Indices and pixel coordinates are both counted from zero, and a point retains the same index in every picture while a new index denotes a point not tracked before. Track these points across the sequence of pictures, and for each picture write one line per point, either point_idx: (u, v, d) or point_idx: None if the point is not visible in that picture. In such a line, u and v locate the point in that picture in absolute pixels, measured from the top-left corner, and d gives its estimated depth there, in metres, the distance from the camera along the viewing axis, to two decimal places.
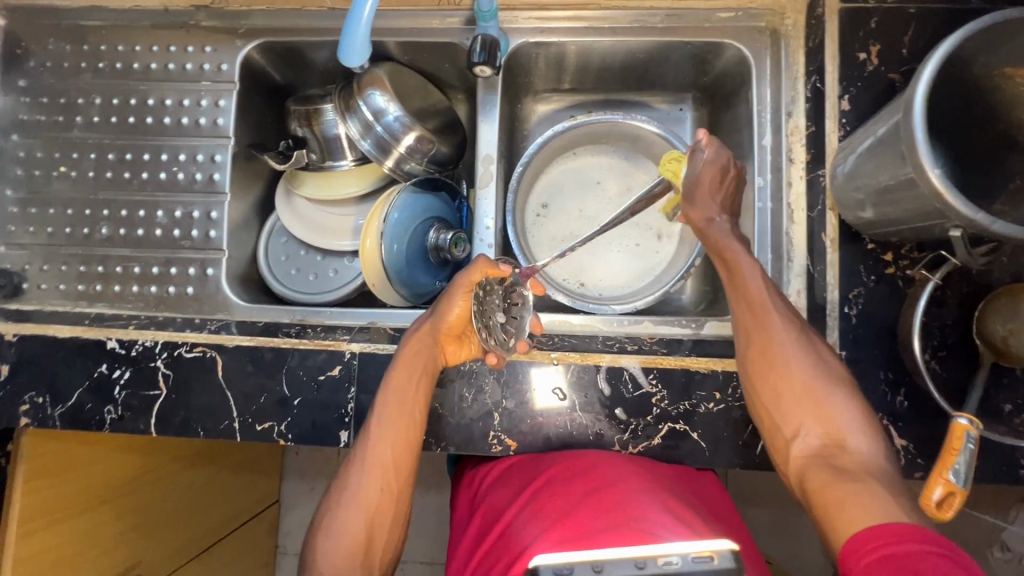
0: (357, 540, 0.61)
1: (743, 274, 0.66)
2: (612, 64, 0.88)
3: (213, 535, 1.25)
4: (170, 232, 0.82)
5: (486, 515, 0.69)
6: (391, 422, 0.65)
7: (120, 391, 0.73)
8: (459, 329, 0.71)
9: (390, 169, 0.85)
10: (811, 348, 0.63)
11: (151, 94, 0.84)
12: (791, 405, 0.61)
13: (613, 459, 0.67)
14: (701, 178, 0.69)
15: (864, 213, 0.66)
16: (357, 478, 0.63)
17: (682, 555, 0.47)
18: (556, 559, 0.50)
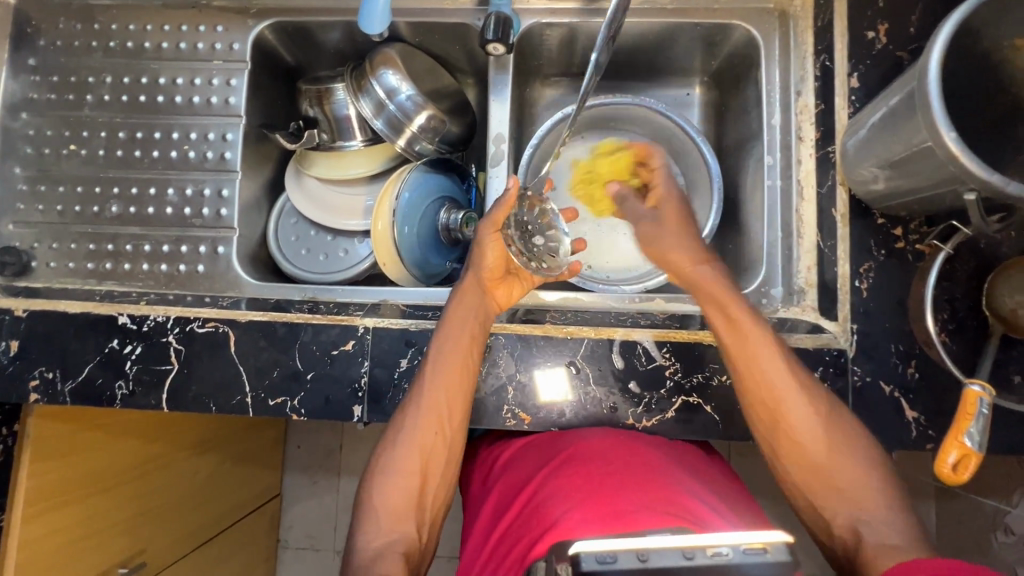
0: (414, 483, 0.65)
1: (757, 356, 0.64)
2: (622, 47, 0.89)
3: (216, 526, 1.24)
4: (181, 210, 0.82)
5: (502, 492, 0.69)
6: (447, 372, 0.67)
7: (131, 366, 0.72)
8: (501, 270, 0.74)
9: (401, 149, 0.86)
10: (843, 433, 0.62)
11: (162, 73, 0.84)
12: (829, 493, 0.61)
13: (631, 439, 0.68)
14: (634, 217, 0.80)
15: (876, 186, 0.66)
16: (412, 425, 0.66)
17: (733, 546, 0.43)
18: (596, 545, 0.44)
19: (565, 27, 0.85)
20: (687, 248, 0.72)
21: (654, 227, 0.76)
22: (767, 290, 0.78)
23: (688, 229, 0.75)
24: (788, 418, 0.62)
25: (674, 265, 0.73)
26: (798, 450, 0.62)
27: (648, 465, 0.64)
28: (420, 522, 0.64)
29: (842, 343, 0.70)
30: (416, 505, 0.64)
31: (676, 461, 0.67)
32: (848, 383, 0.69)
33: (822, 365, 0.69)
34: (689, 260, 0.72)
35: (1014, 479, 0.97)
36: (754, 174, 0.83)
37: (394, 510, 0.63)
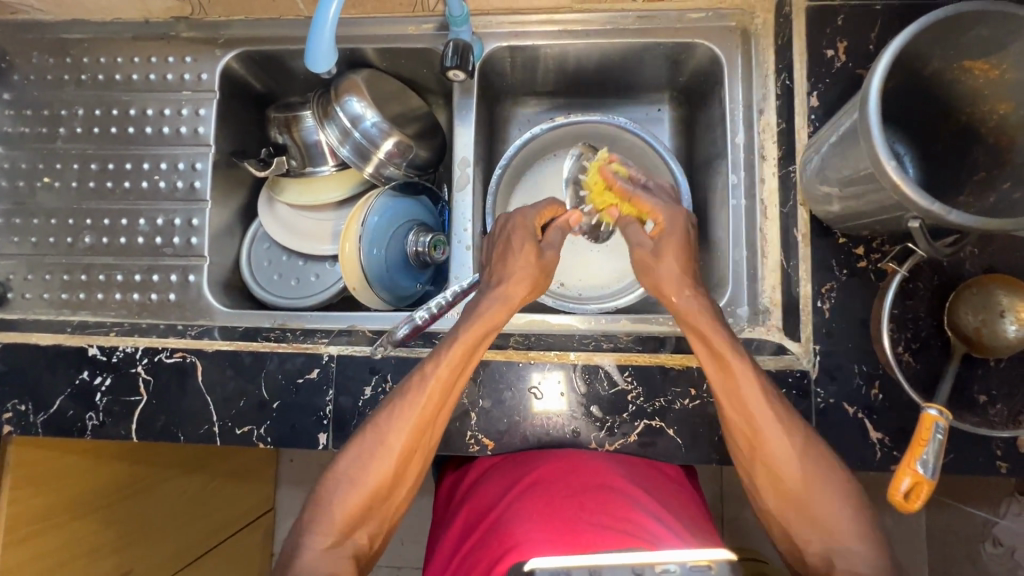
0: (372, 493, 0.63)
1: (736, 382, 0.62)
2: (588, 66, 0.89)
3: (197, 550, 1.26)
4: (152, 239, 0.83)
5: (467, 515, 0.70)
6: (431, 389, 0.64)
7: (102, 397, 0.73)
8: (542, 276, 0.70)
9: (370, 175, 0.87)
10: (818, 458, 0.61)
11: (133, 105, 0.86)
12: (799, 527, 0.61)
13: (593, 463, 0.68)
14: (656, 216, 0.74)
15: (831, 207, 0.66)
16: (393, 429, 0.64)
17: (680, 563, 0.49)
18: (552, 561, 0.51)
19: (528, 49, 0.86)
20: (676, 277, 0.67)
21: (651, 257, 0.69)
22: (733, 309, 0.78)
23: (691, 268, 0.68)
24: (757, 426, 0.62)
25: (665, 294, 0.68)
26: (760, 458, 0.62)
27: (611, 488, 0.65)
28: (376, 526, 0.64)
29: (804, 364, 0.70)
30: (374, 510, 0.64)
31: (638, 484, 0.67)
32: (811, 406, 0.69)
33: (783, 388, 0.69)
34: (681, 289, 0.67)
35: (998, 490, 0.96)
36: (720, 192, 0.83)
37: (356, 518, 0.63)
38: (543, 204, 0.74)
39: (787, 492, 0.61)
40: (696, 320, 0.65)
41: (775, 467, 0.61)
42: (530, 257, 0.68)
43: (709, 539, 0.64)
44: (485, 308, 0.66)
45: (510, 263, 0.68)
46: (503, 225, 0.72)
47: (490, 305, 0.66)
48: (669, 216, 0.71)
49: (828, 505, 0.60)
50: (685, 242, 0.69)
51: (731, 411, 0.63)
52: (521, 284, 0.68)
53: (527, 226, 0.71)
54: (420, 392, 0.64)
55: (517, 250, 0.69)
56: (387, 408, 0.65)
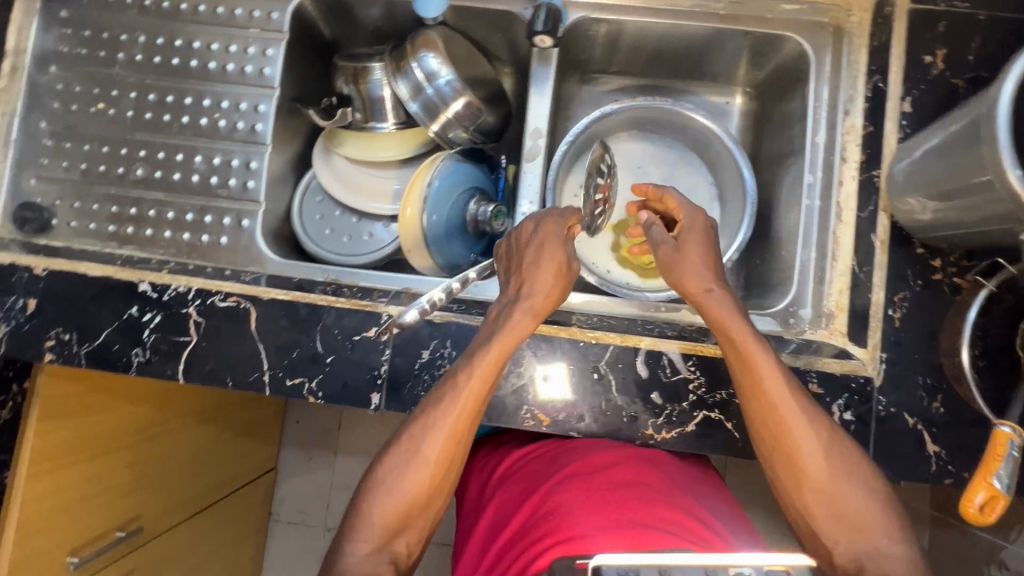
0: (418, 495, 0.62)
1: (765, 384, 0.62)
2: (669, 48, 0.88)
3: (200, 503, 1.25)
4: (207, 179, 0.80)
5: (501, 502, 0.71)
6: (462, 399, 0.63)
7: (149, 334, 0.71)
8: (564, 288, 0.67)
9: (435, 134, 0.84)
10: (851, 476, 0.61)
11: (197, 37, 0.82)
12: (833, 527, 0.60)
13: (628, 457, 0.69)
14: (691, 230, 0.70)
15: (923, 215, 0.65)
16: (432, 432, 0.63)
17: (754, 567, 0.44)
18: (619, 556, 0.45)
19: (613, 24, 0.83)
20: (701, 273, 0.67)
21: (672, 254, 0.69)
22: (795, 310, 0.77)
23: (714, 259, 0.69)
24: (785, 435, 0.62)
25: (687, 289, 0.67)
26: (793, 468, 0.62)
27: (648, 485, 0.65)
28: (420, 530, 0.64)
29: (869, 370, 0.69)
30: (417, 512, 0.63)
31: (673, 481, 0.67)
32: (872, 411, 0.68)
33: (847, 392, 0.69)
34: (705, 284, 0.66)
35: (1012, 516, 0.98)
36: (792, 191, 0.82)
37: (393, 528, 0.62)
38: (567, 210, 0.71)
39: (818, 500, 0.61)
40: (726, 319, 0.64)
41: (803, 465, 0.61)
42: (558, 271, 0.66)
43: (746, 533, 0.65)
44: (513, 318, 0.64)
45: (535, 272, 0.66)
46: (524, 233, 0.70)
47: (517, 316, 0.64)
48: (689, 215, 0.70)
49: (866, 516, 0.60)
50: (709, 240, 0.69)
51: (759, 419, 0.63)
52: (547, 293, 0.66)
53: (557, 235, 0.68)
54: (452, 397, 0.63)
55: (546, 259, 0.66)
56: (424, 410, 0.64)
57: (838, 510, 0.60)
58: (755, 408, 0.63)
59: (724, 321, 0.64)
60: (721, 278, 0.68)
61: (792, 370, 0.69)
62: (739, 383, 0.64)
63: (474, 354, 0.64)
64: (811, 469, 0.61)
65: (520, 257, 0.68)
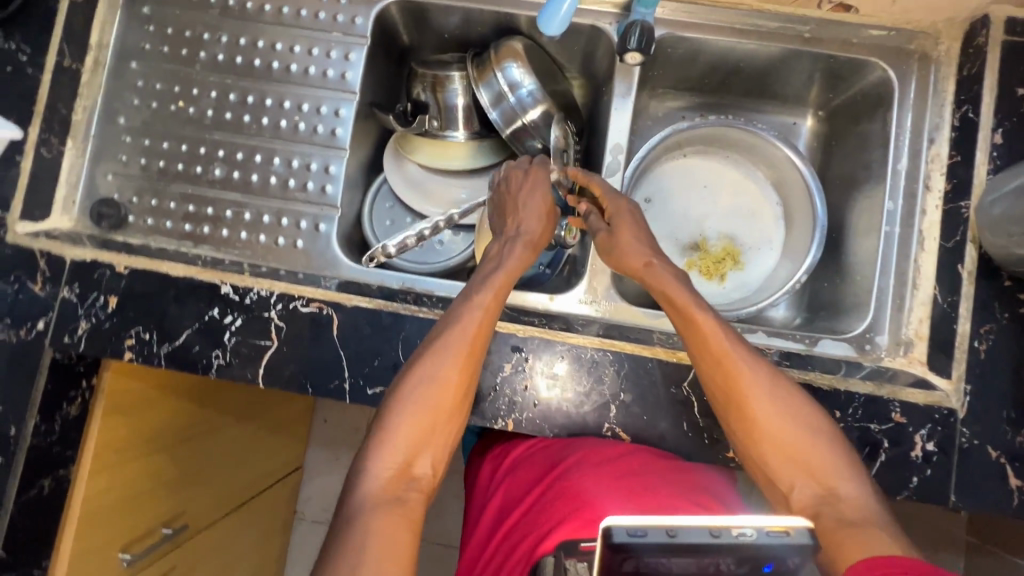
0: (428, 412, 0.60)
1: (708, 336, 0.63)
2: (746, 68, 0.88)
3: (234, 501, 1.24)
4: (285, 182, 0.80)
5: (508, 491, 0.71)
6: (474, 315, 0.64)
7: (230, 337, 0.71)
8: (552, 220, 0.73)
9: (511, 142, 0.84)
10: (810, 420, 0.62)
11: (279, 39, 0.82)
12: (792, 474, 0.60)
13: (641, 451, 0.68)
14: (623, 216, 0.72)
15: (1019, 250, 0.65)
16: (442, 356, 0.62)
17: (757, 528, 0.43)
18: (627, 519, 0.44)
19: (695, 42, 0.83)
20: (639, 249, 0.70)
21: (608, 238, 0.72)
22: (871, 336, 0.77)
23: (647, 235, 0.72)
24: (739, 394, 0.62)
25: (628, 267, 0.70)
26: (747, 425, 0.62)
27: (659, 471, 0.64)
28: (438, 452, 0.61)
29: (953, 402, 0.69)
30: (431, 434, 0.60)
31: (686, 470, 0.66)
32: (954, 442, 0.68)
33: (929, 423, 0.69)
34: (644, 257, 0.69)
35: None
36: (867, 217, 0.82)
37: (413, 450, 0.59)
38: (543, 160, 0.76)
39: (773, 448, 0.61)
40: (667, 286, 0.67)
41: (756, 414, 0.62)
42: (545, 207, 0.73)
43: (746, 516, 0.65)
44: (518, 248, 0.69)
45: (527, 205, 0.72)
46: (513, 179, 0.74)
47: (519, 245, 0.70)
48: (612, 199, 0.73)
49: (828, 462, 0.59)
50: (638, 221, 0.72)
51: (710, 375, 0.64)
52: (538, 222, 0.72)
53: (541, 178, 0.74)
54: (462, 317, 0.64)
55: (534, 197, 0.73)
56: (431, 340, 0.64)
57: (797, 457, 0.60)
58: (706, 363, 0.64)
59: (666, 286, 0.67)
60: (659, 251, 0.71)
61: (876, 398, 0.69)
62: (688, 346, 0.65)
63: (478, 283, 0.66)
64: (764, 422, 0.61)
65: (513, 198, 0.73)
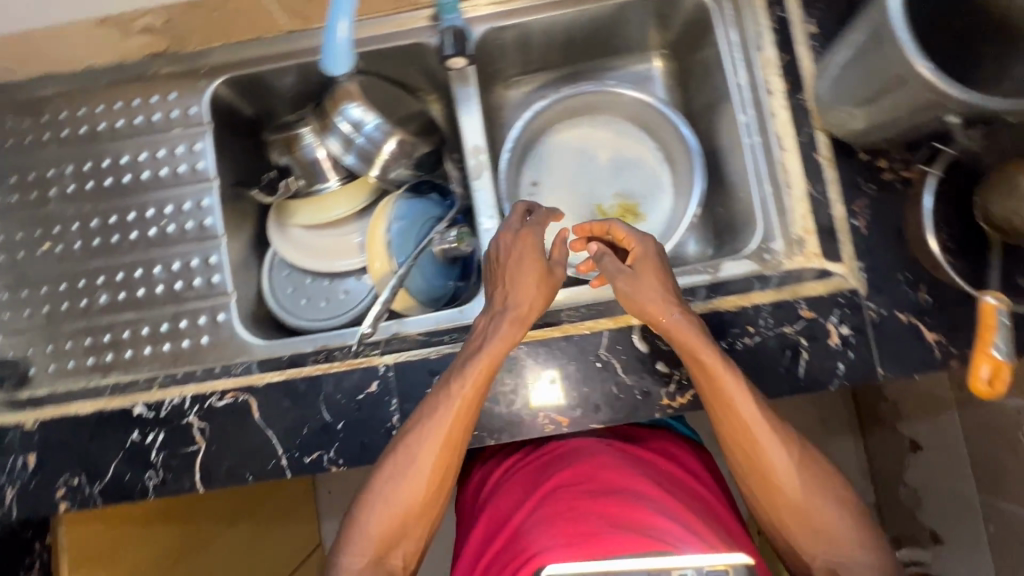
0: (399, 511, 0.65)
1: (733, 404, 0.64)
2: (578, 35, 0.90)
3: None
4: (172, 286, 0.80)
5: (488, 524, 0.72)
6: (452, 413, 0.64)
7: (157, 454, 0.70)
8: (530, 299, 0.67)
9: (376, 178, 0.85)
10: (827, 486, 0.66)
11: (123, 153, 0.82)
12: (810, 536, 0.64)
13: (614, 464, 0.71)
14: (647, 265, 0.68)
15: (855, 123, 0.67)
16: (421, 449, 0.65)
17: (696, 569, 0.51)
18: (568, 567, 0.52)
19: (519, 27, 0.86)
20: (661, 299, 0.66)
21: (630, 281, 0.67)
22: (768, 246, 0.76)
23: (670, 282, 0.68)
24: (752, 446, 0.65)
25: (650, 316, 0.66)
26: (769, 488, 0.66)
27: (628, 491, 0.65)
28: (410, 544, 0.67)
29: (852, 282, 0.71)
30: (404, 526, 0.66)
31: (654, 485, 0.69)
32: (865, 319, 0.70)
33: (837, 309, 0.71)
34: (664, 308, 0.65)
35: None
36: (730, 136, 0.84)
37: (387, 537, 0.66)
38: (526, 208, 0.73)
39: (793, 518, 0.65)
40: (689, 339, 0.64)
41: (776, 479, 0.65)
42: (531, 272, 0.68)
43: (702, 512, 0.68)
44: (500, 327, 0.66)
45: (508, 280, 0.68)
46: (502, 245, 0.70)
47: (498, 324, 0.66)
48: (640, 243, 0.69)
49: (843, 527, 0.64)
50: (663, 269, 0.68)
51: (728, 437, 0.66)
52: (528, 293, 0.67)
53: (523, 238, 0.69)
54: (437, 415, 0.64)
55: (517, 265, 0.68)
56: (411, 429, 0.66)
57: (817, 523, 0.64)
58: (733, 431, 0.66)
59: (687, 347, 0.64)
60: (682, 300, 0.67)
61: (780, 303, 0.71)
62: (709, 406, 0.66)
63: (455, 372, 0.65)
64: (780, 478, 0.65)
65: (500, 268, 0.69)
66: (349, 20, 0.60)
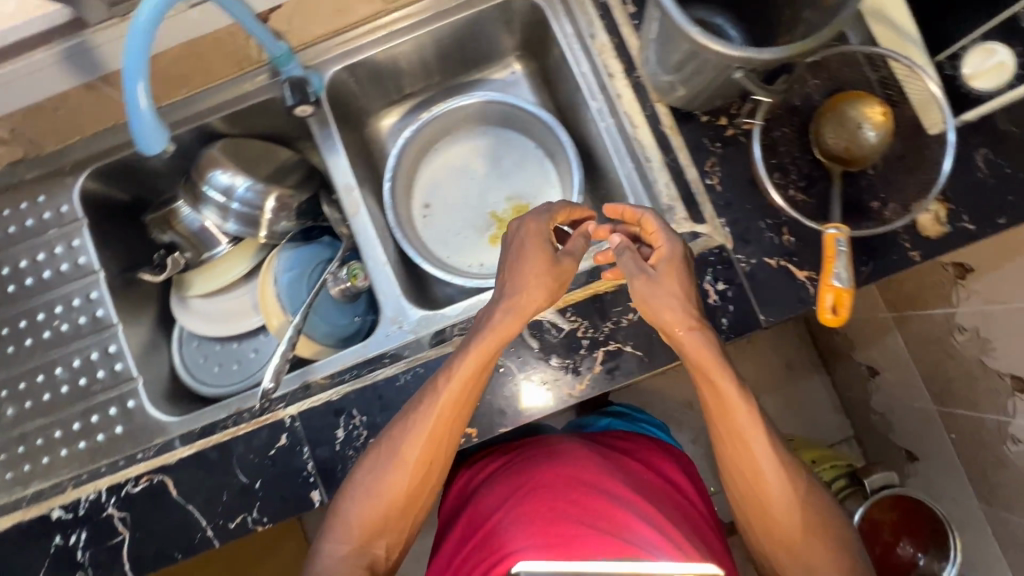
0: (385, 497, 0.67)
1: (727, 399, 0.65)
2: (430, 57, 0.93)
3: None
4: (76, 383, 0.80)
5: (471, 519, 0.78)
6: (444, 402, 0.66)
7: (84, 553, 0.71)
8: (536, 295, 0.67)
9: (266, 237, 0.86)
10: (811, 504, 0.68)
11: (3, 264, 0.83)
12: (779, 535, 0.68)
13: (596, 468, 0.77)
14: (667, 268, 0.65)
15: (678, 93, 0.71)
16: (408, 439, 0.67)
17: None
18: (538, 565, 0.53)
19: (368, 61, 0.88)
20: (678, 307, 0.64)
21: (649, 284, 0.64)
22: None
23: (689, 284, 0.66)
24: (762, 476, 0.68)
25: (666, 325, 0.64)
26: (752, 493, 0.69)
27: (602, 493, 0.72)
28: (393, 534, 0.70)
29: (718, 240, 0.73)
30: (388, 510, 0.68)
31: (629, 487, 0.75)
32: (738, 272, 0.73)
33: (710, 268, 0.73)
34: (679, 318, 0.63)
35: (947, 283, 1.10)
36: (590, 123, 0.87)
37: (370, 526, 0.68)
38: (556, 205, 0.72)
39: (768, 520, 0.69)
40: (706, 360, 0.63)
41: (757, 481, 0.68)
42: (541, 261, 0.67)
43: (666, 503, 0.76)
44: (499, 316, 0.66)
45: (520, 270, 0.67)
46: (517, 232, 0.69)
47: (502, 313, 0.66)
48: (667, 240, 0.66)
49: (815, 536, 0.67)
50: (684, 272, 0.66)
51: (719, 431, 0.68)
52: (535, 286, 0.67)
53: (537, 230, 0.69)
54: (429, 403, 0.66)
55: (527, 253, 0.67)
56: (403, 416, 0.68)
57: (790, 528, 0.68)
58: (732, 430, 0.67)
59: (699, 360, 0.64)
60: (701, 310, 0.65)
61: None
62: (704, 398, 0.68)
63: (452, 360, 0.66)
64: (779, 512, 0.68)
65: (506, 256, 0.69)
66: (148, 83, 0.56)
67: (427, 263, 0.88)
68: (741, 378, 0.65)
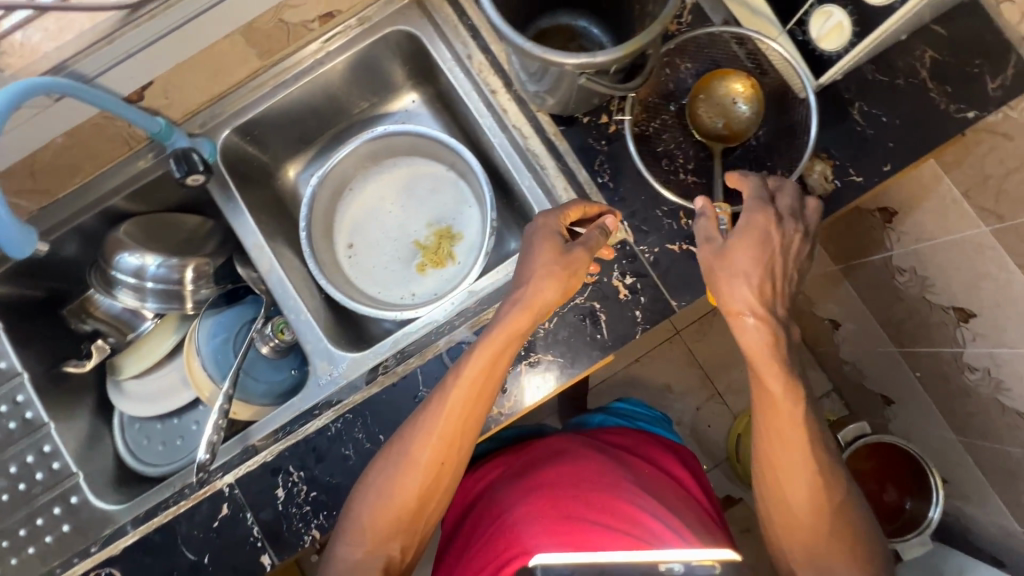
0: (400, 500, 0.67)
1: (766, 387, 0.63)
2: (323, 102, 0.93)
3: None
4: (15, 489, 0.78)
5: (478, 516, 0.78)
6: (458, 399, 0.67)
7: None
8: (550, 296, 0.66)
9: (191, 308, 0.86)
10: (841, 512, 0.66)
11: None
12: (796, 539, 0.67)
13: (609, 472, 0.77)
14: (740, 234, 0.63)
15: (549, 103, 0.72)
16: (418, 439, 0.67)
17: (684, 562, 0.57)
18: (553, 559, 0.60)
19: (260, 118, 0.88)
20: (738, 287, 0.61)
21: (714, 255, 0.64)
22: None
23: (766, 265, 0.62)
24: (793, 475, 0.65)
25: (725, 302, 0.63)
26: (778, 491, 0.66)
27: (611, 496, 0.73)
28: (408, 536, 0.69)
29: (620, 234, 0.74)
30: (402, 512, 0.67)
31: (638, 487, 0.75)
32: (643, 263, 0.74)
33: (615, 265, 0.74)
34: (739, 300, 0.61)
35: (878, 229, 1.12)
36: (486, 140, 0.88)
37: (384, 530, 0.67)
38: (570, 204, 0.70)
39: (788, 524, 0.67)
40: (754, 348, 0.62)
41: (785, 480, 0.66)
42: (551, 256, 0.66)
43: (680, 506, 0.75)
44: (509, 314, 0.66)
45: (529, 265, 0.67)
46: (535, 227, 0.69)
47: (512, 310, 0.66)
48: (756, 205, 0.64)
49: (839, 544, 0.65)
50: (763, 250, 0.62)
51: (761, 420, 0.66)
52: (545, 285, 0.65)
53: (550, 226, 0.68)
54: (442, 401, 0.67)
55: (538, 248, 0.67)
56: (416, 416, 0.68)
57: (813, 533, 0.66)
58: (772, 420, 0.65)
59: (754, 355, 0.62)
60: (767, 301, 0.62)
61: None
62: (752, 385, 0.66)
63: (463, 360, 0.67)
64: (800, 512, 0.65)
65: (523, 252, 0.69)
66: None
67: (350, 303, 0.88)
68: (792, 376, 0.63)
